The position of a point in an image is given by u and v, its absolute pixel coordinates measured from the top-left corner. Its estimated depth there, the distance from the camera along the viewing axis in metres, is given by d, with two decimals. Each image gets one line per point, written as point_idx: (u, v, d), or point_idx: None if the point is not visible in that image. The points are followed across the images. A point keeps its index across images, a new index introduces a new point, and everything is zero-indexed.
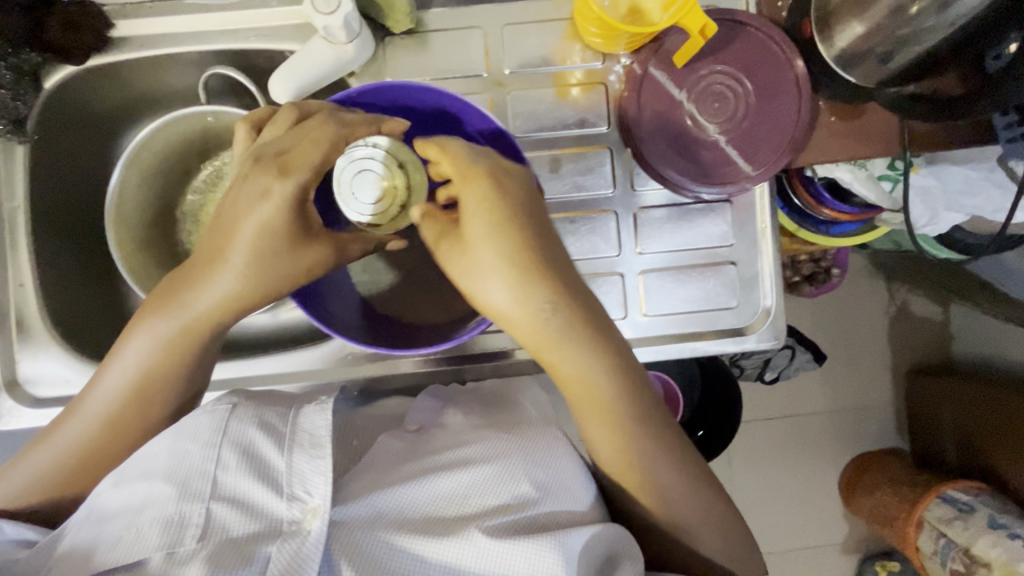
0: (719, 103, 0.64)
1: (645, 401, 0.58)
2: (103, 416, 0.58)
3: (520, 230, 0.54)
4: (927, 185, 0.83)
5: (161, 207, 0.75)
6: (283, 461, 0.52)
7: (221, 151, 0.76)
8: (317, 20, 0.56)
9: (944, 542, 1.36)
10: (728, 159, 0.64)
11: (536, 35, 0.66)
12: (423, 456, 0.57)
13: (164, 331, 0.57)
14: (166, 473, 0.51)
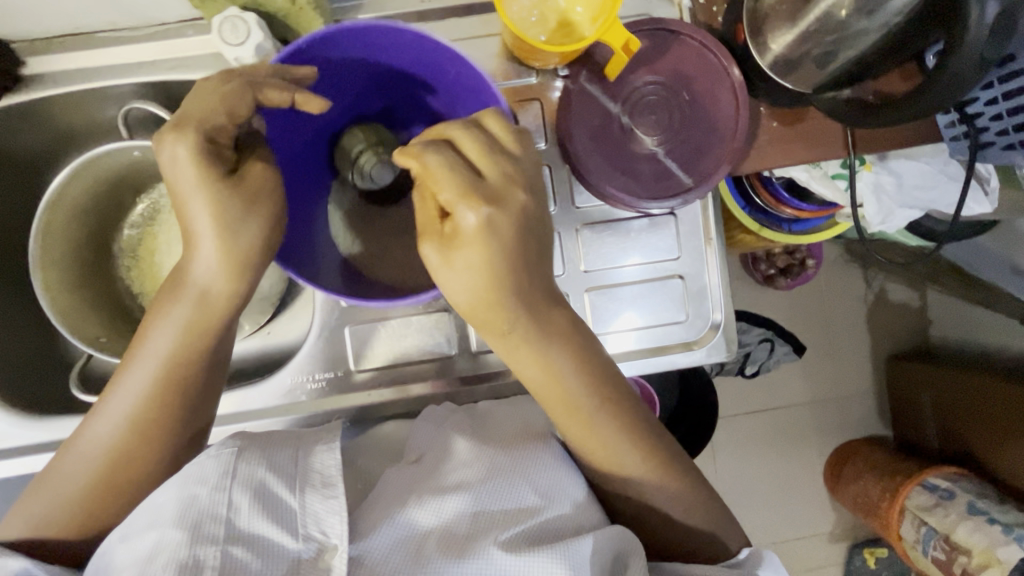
0: (656, 115, 0.63)
1: (621, 401, 0.58)
2: (124, 423, 0.53)
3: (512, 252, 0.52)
4: (880, 181, 0.82)
5: (96, 244, 0.73)
6: (296, 503, 0.51)
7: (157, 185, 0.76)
8: (227, 52, 0.54)
9: (925, 530, 1.35)
10: (668, 172, 0.63)
11: (465, 52, 0.64)
12: (434, 475, 0.55)
13: (170, 328, 0.53)
14: (175, 519, 0.48)
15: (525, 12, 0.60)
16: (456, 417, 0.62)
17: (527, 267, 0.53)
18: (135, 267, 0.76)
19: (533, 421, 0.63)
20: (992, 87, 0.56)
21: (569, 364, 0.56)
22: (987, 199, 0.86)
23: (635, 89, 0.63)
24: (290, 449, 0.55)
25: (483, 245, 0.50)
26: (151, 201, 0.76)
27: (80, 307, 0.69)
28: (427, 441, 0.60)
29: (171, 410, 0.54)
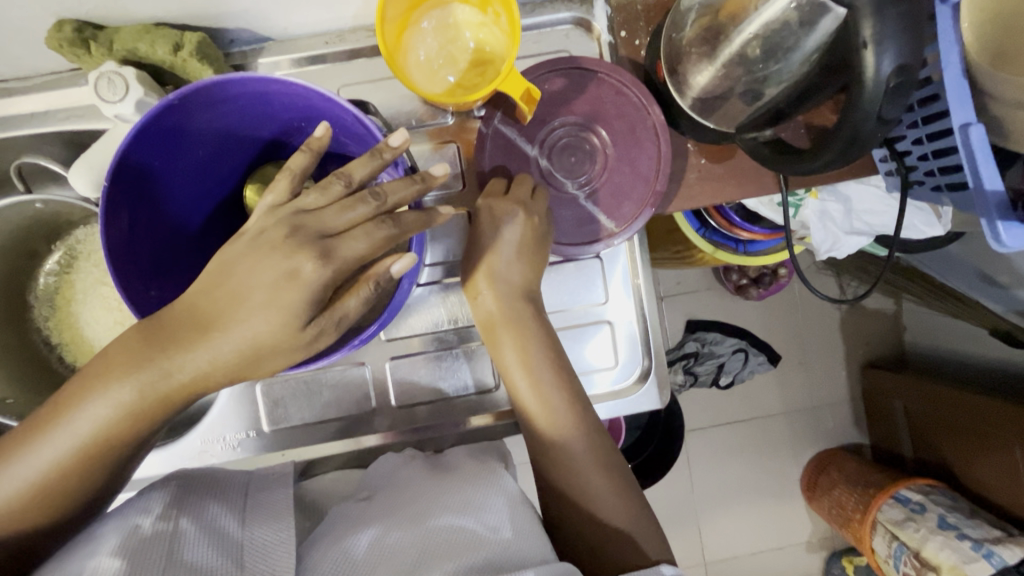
0: (576, 157, 0.60)
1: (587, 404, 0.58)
2: (40, 486, 0.47)
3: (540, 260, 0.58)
4: (825, 208, 0.80)
5: (7, 296, 0.70)
6: (241, 533, 0.52)
7: (71, 230, 0.73)
8: (106, 109, 0.51)
9: (896, 545, 1.34)
10: (591, 216, 0.60)
11: (376, 94, 0.61)
12: (383, 505, 0.57)
13: (122, 399, 0.46)
14: (114, 548, 0.46)
15: (433, 53, 0.56)
16: (413, 465, 0.64)
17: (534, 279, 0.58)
18: (52, 316, 0.73)
19: (462, 467, 0.63)
20: (916, 128, 0.54)
21: (546, 356, 0.57)
22: (941, 221, 0.83)
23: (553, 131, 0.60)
24: (243, 487, 0.58)
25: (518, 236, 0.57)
26: (66, 248, 0.73)
27: None
28: (382, 480, 0.63)
29: (94, 475, 0.48)
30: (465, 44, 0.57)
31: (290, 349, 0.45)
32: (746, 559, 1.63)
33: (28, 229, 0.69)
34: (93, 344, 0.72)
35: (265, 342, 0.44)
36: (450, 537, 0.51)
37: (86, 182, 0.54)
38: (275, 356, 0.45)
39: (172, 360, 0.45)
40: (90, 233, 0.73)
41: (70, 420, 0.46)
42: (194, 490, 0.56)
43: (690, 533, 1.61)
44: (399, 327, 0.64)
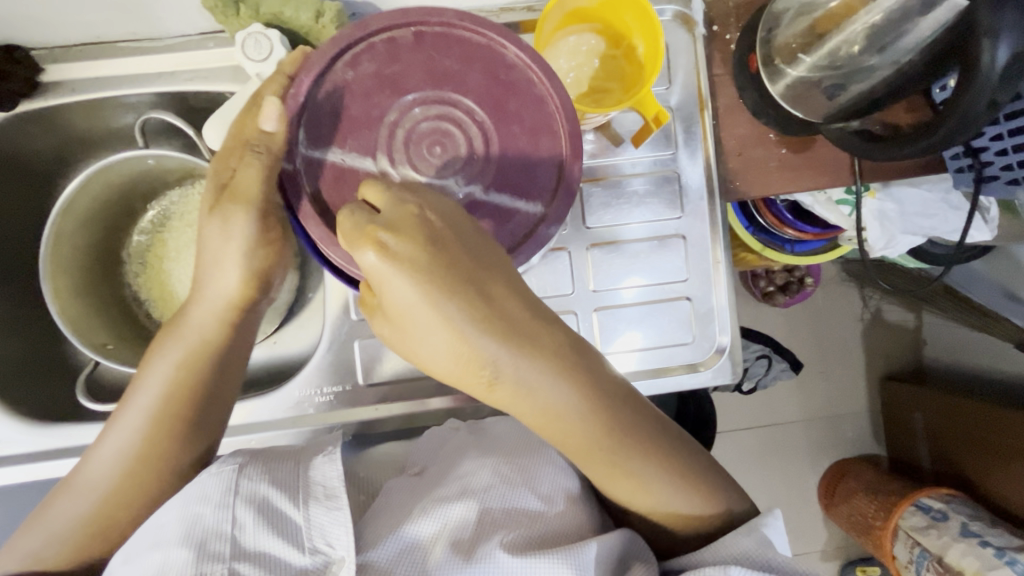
0: (440, 143, 0.51)
1: (618, 421, 0.54)
2: (132, 451, 0.57)
3: (454, 308, 0.46)
4: (884, 208, 0.83)
5: (104, 249, 0.73)
6: (300, 516, 0.54)
7: (167, 190, 0.76)
8: (250, 67, 0.55)
9: (919, 551, 1.36)
10: (507, 209, 0.52)
11: None
12: (436, 484, 0.59)
13: (175, 356, 0.59)
14: (181, 539, 0.51)
15: (562, 73, 0.62)
16: (459, 441, 0.66)
17: (470, 305, 0.47)
18: (142, 273, 0.76)
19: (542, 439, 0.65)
20: (999, 124, 0.59)
21: (550, 388, 0.51)
22: (987, 227, 0.88)
23: (425, 162, 0.52)
24: (293, 464, 0.58)
25: (400, 273, 0.45)
26: (161, 207, 0.76)
27: (90, 314, 0.69)
28: (427, 455, 0.66)
29: (174, 437, 0.58)
30: (593, 65, 0.62)
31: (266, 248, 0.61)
32: None
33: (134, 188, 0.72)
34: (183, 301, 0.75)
35: (216, 252, 0.59)
36: (502, 515, 0.55)
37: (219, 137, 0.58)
38: (230, 260, 0.60)
39: (190, 306, 0.61)
40: (185, 195, 0.77)
41: (142, 381, 0.59)
42: (269, 462, 0.59)
43: None
44: None
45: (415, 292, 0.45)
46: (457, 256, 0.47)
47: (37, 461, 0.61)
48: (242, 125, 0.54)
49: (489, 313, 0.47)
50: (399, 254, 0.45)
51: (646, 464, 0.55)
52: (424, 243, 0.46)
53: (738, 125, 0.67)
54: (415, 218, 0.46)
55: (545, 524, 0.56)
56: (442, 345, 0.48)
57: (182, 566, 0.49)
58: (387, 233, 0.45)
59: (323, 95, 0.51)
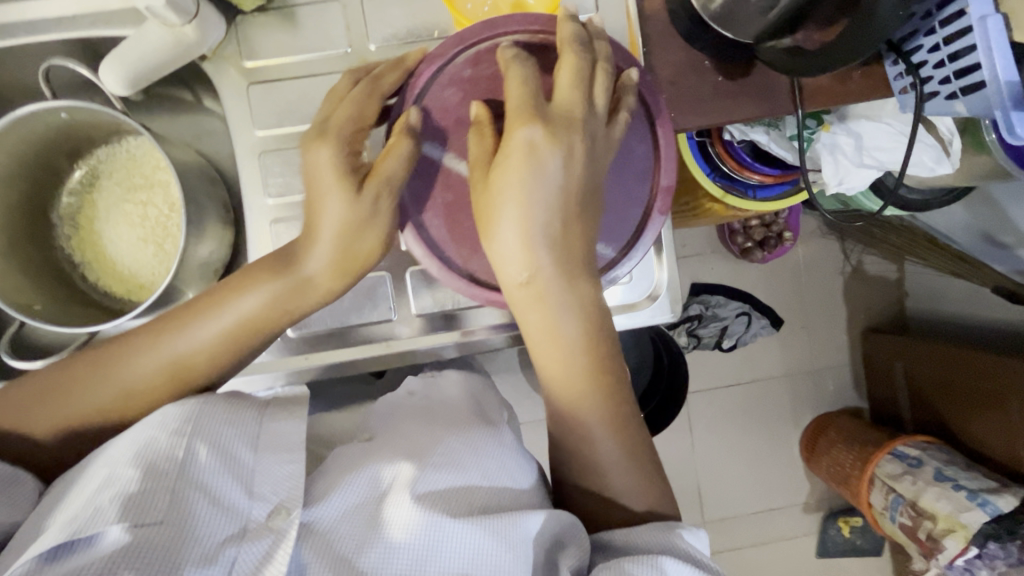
0: None
1: (615, 372, 0.59)
2: (184, 356, 0.58)
3: (546, 207, 0.53)
4: (837, 140, 0.82)
5: (33, 210, 0.72)
6: (251, 460, 0.54)
7: (96, 149, 0.74)
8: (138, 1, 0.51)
9: (893, 497, 1.36)
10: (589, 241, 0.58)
11: (398, 6, 0.62)
12: (383, 446, 0.58)
13: (271, 290, 0.58)
14: (132, 457, 0.50)
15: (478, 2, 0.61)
16: (412, 405, 0.65)
17: (571, 221, 0.54)
18: (75, 235, 0.75)
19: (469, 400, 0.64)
20: (935, 33, 0.58)
21: (576, 327, 0.56)
22: (949, 160, 0.83)
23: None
24: (258, 412, 0.58)
25: (520, 168, 0.51)
26: (89, 166, 0.74)
27: (16, 275, 0.67)
28: (381, 420, 0.64)
29: (233, 357, 0.60)
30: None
31: (362, 217, 0.56)
32: (745, 519, 1.65)
33: (56, 145, 0.69)
34: (116, 261, 0.74)
35: (349, 223, 0.56)
36: (453, 492, 0.53)
37: (118, 80, 0.56)
38: (365, 233, 0.56)
39: (302, 259, 0.58)
40: (110, 155, 0.75)
41: (225, 304, 0.58)
42: (228, 399, 0.58)
43: (691, 494, 1.63)
44: None
45: (519, 191, 0.52)
46: (575, 181, 0.53)
47: None
48: (365, 109, 0.56)
49: (581, 232, 0.54)
50: (539, 155, 0.51)
51: (607, 430, 0.58)
52: (563, 162, 0.52)
53: (673, 54, 0.64)
54: (569, 123, 0.52)
55: (483, 494, 0.54)
56: (520, 236, 0.53)
57: (127, 482, 0.49)
58: (541, 132, 0.51)
59: (442, 89, 0.57)
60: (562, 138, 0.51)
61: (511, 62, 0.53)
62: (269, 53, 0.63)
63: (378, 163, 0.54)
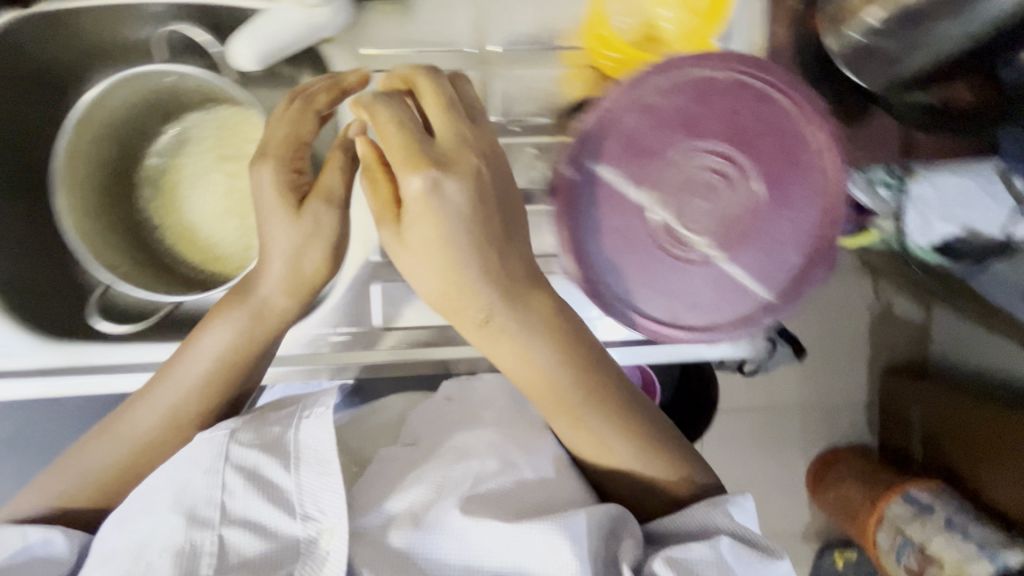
0: (707, 201, 0.54)
1: (590, 357, 0.56)
2: (176, 403, 0.58)
3: (471, 245, 0.52)
4: (924, 193, 0.71)
5: (117, 167, 0.70)
6: (291, 482, 0.54)
7: (187, 112, 0.71)
8: None
9: (902, 539, 1.26)
10: (737, 284, 0.54)
11: (526, 11, 0.62)
12: (427, 457, 0.58)
13: (235, 321, 0.58)
14: (171, 505, 0.52)
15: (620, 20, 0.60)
16: (449, 408, 0.66)
17: (487, 253, 0.52)
18: (155, 199, 0.72)
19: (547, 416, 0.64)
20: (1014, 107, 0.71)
21: (554, 363, 0.55)
22: None
23: (691, 218, 0.54)
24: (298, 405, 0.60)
25: (427, 213, 0.51)
26: (177, 129, 0.71)
27: (94, 234, 0.66)
28: (425, 427, 0.64)
29: (209, 411, 0.60)
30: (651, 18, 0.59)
31: (429, 254, 0.52)
32: None
33: (145, 106, 0.69)
34: (195, 229, 0.72)
35: (296, 246, 0.57)
36: (493, 500, 0.53)
37: (249, 55, 0.55)
38: (311, 251, 0.58)
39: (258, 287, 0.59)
40: (196, 120, 0.72)
41: (193, 346, 0.59)
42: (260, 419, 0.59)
43: None
44: None
45: (437, 229, 0.51)
46: (458, 215, 0.51)
47: (37, 377, 0.61)
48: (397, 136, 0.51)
49: (494, 264, 0.53)
50: (437, 197, 0.50)
51: (606, 410, 0.56)
52: (471, 193, 0.51)
53: None
54: (466, 160, 0.52)
55: (538, 495, 0.55)
56: (432, 271, 0.52)
57: (175, 531, 0.50)
58: (435, 174, 0.50)
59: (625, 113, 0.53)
60: (453, 184, 0.51)
61: (374, 103, 0.51)
62: (388, 44, 0.62)
63: (399, 194, 0.52)
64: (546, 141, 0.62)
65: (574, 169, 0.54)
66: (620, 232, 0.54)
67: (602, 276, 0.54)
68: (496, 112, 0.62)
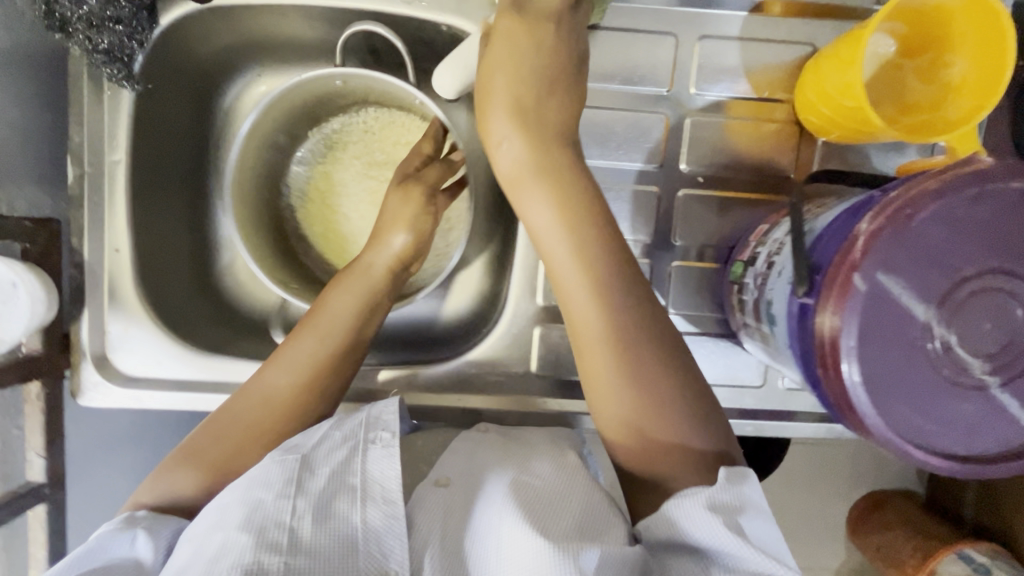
0: (994, 325, 0.37)
1: (676, 339, 0.46)
2: (280, 393, 0.52)
3: (549, 137, 0.48)
4: None
5: (269, 175, 0.67)
6: (357, 517, 0.41)
7: (332, 115, 0.69)
8: None
9: None
10: (1009, 414, 0.38)
11: (732, 56, 0.57)
12: (472, 505, 0.43)
13: (361, 292, 0.56)
14: (241, 523, 0.40)
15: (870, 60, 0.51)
16: (505, 445, 0.49)
17: (563, 165, 0.48)
18: (302, 206, 0.70)
19: None
20: None
21: (624, 309, 0.45)
22: None
23: (974, 342, 0.37)
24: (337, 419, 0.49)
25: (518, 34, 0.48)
26: (325, 133, 0.69)
27: (260, 249, 0.63)
28: (463, 469, 0.47)
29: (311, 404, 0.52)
30: (900, 71, 0.51)
31: (542, 171, 0.47)
32: None
33: (303, 111, 0.65)
34: (348, 242, 0.70)
35: (396, 213, 0.59)
36: (530, 563, 0.38)
37: (451, 85, 0.53)
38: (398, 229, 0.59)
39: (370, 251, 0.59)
40: (346, 125, 0.69)
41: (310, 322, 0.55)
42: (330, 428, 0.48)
43: None
44: (687, 301, 0.61)
45: (500, 87, 0.48)
46: (551, 102, 0.48)
47: (178, 390, 0.58)
48: (523, 73, 0.48)
49: (570, 179, 0.47)
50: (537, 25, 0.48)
51: (675, 387, 0.44)
52: (538, 58, 0.48)
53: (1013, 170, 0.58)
54: (544, 30, 0.48)
55: (572, 513, 0.41)
56: (513, 131, 0.48)
57: (241, 553, 0.38)
58: (511, 21, 0.48)
59: (923, 227, 0.36)
60: (532, 61, 0.48)
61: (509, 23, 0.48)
62: (586, 75, 0.57)
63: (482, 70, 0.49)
64: (729, 197, 0.59)
65: (861, 275, 0.36)
66: (896, 352, 0.37)
67: (871, 403, 0.38)
68: (687, 162, 0.59)
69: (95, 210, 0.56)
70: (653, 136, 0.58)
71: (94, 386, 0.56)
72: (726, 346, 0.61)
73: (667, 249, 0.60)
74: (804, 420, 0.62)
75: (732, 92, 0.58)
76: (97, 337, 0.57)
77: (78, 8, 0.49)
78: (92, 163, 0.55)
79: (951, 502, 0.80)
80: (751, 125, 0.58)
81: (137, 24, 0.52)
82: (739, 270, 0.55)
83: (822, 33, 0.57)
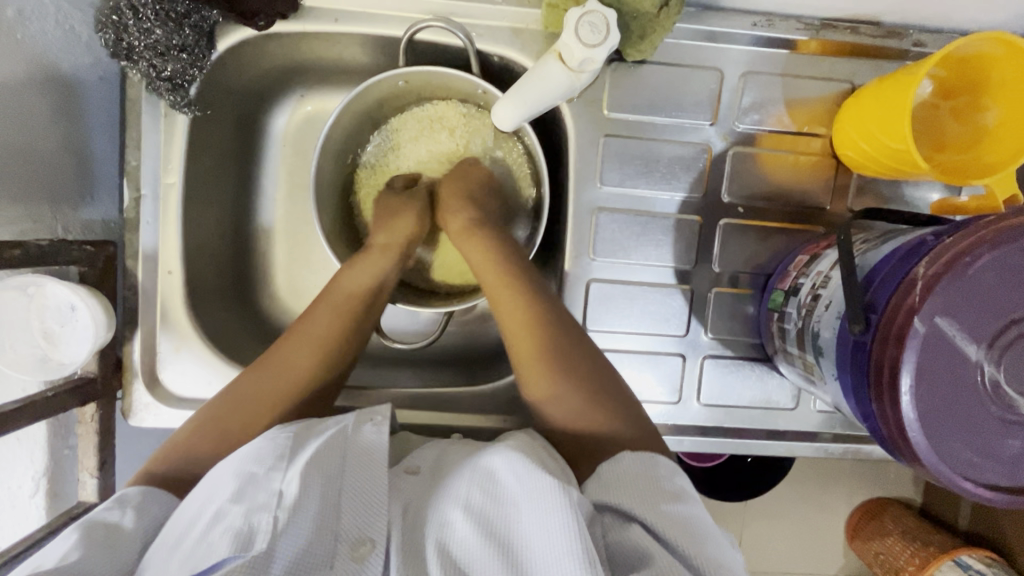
0: None
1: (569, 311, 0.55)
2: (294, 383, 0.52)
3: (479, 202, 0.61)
4: None
5: (342, 184, 0.65)
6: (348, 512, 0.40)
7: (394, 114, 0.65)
8: (576, 56, 0.46)
9: None
10: None
11: (775, 92, 0.59)
12: (442, 487, 0.43)
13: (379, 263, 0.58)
14: (233, 492, 0.40)
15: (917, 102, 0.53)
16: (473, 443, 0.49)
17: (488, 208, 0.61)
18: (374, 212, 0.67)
19: None
20: None
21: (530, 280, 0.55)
22: None
23: (1020, 379, 0.39)
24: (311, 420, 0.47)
25: None
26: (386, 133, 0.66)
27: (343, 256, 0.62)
28: (435, 459, 0.48)
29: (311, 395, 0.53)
30: (943, 113, 0.53)
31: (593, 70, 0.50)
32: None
33: (365, 117, 0.62)
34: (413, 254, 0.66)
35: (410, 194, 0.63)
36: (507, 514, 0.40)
37: (512, 116, 0.54)
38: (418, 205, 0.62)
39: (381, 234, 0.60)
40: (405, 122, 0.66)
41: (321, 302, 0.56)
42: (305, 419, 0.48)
43: None
44: (725, 326, 0.63)
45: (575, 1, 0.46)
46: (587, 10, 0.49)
47: None
48: None
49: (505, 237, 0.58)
50: None
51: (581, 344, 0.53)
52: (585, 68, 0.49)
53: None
54: None
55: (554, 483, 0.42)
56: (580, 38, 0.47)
57: (233, 518, 0.38)
58: None
59: (980, 272, 0.38)
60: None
61: None
62: (633, 107, 0.59)
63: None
64: (767, 227, 0.62)
65: (920, 318, 0.39)
66: (951, 387, 0.39)
67: (922, 437, 0.39)
68: (728, 193, 0.61)
69: (148, 231, 0.57)
70: (695, 167, 0.60)
71: (145, 407, 0.57)
72: (760, 371, 0.63)
73: (707, 277, 0.62)
74: (832, 441, 0.65)
75: (772, 126, 0.60)
76: (148, 358, 0.57)
77: (146, 38, 0.51)
78: (148, 185, 0.56)
79: (946, 514, 0.79)
80: (788, 158, 0.60)
81: (199, 52, 0.53)
82: (778, 300, 0.58)
83: (860, 72, 0.59)
